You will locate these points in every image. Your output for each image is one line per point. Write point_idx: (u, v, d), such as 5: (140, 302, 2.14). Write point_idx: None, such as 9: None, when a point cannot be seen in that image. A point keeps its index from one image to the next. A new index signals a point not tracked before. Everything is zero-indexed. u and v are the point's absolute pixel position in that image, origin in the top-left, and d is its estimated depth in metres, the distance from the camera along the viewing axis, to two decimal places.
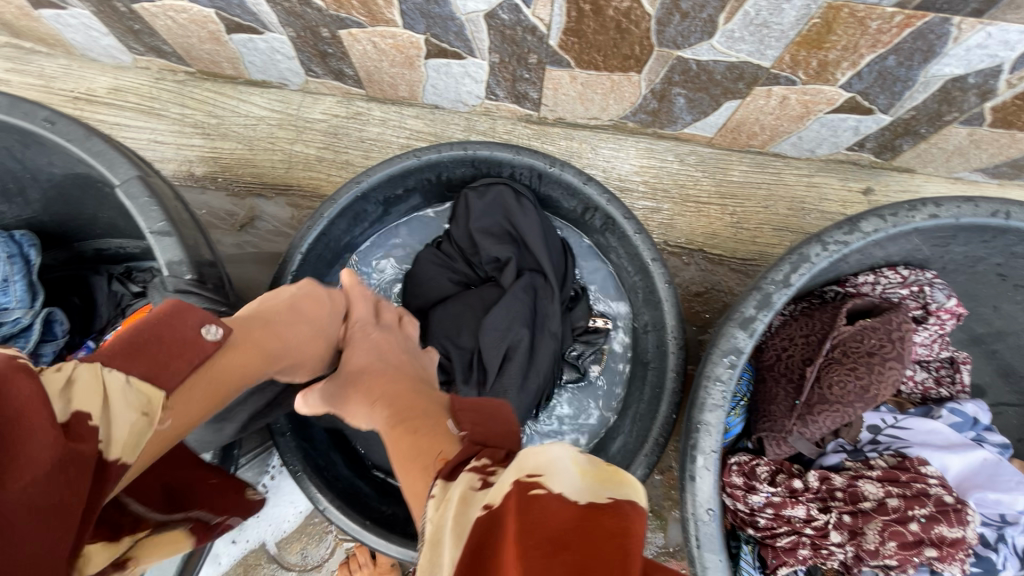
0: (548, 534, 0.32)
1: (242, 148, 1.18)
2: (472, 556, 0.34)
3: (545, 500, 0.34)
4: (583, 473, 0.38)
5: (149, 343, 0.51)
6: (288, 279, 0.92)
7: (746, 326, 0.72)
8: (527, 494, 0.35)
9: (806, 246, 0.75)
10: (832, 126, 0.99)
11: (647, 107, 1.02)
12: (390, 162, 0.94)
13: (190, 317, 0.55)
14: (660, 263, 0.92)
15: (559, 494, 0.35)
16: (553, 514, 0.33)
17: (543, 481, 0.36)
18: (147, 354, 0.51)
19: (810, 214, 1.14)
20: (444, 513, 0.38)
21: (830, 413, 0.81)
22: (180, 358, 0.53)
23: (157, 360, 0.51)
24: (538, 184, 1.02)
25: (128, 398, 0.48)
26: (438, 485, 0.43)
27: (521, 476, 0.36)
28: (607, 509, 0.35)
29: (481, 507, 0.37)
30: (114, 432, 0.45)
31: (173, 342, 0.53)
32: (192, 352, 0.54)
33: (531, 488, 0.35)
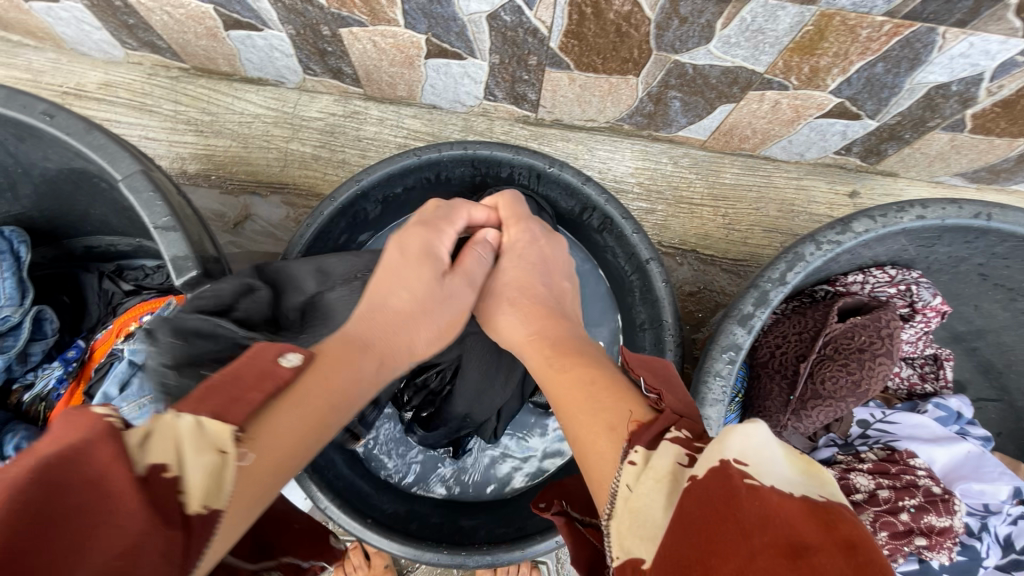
0: (776, 531, 0.35)
1: (236, 145, 1.17)
2: (689, 528, 0.38)
3: (763, 491, 0.38)
4: (790, 463, 0.40)
5: (225, 375, 0.47)
6: None
7: (744, 322, 0.74)
8: (745, 484, 0.38)
9: (801, 246, 0.77)
10: (821, 130, 1.02)
11: (643, 110, 1.04)
12: (391, 161, 0.95)
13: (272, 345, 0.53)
14: (657, 262, 0.94)
15: (774, 486, 0.38)
16: (774, 506, 0.37)
17: (755, 472, 0.39)
18: (229, 390, 0.45)
19: (798, 216, 1.18)
20: (650, 483, 0.43)
21: (823, 407, 0.84)
22: (259, 383, 0.48)
23: (231, 391, 0.46)
24: (535, 184, 1.03)
25: (206, 440, 0.41)
26: (636, 451, 0.47)
27: (731, 459, 0.40)
28: (824, 506, 0.37)
29: (688, 479, 0.42)
30: (195, 477, 0.39)
31: (253, 373, 0.49)
32: (275, 379, 0.50)
33: (746, 478, 0.39)
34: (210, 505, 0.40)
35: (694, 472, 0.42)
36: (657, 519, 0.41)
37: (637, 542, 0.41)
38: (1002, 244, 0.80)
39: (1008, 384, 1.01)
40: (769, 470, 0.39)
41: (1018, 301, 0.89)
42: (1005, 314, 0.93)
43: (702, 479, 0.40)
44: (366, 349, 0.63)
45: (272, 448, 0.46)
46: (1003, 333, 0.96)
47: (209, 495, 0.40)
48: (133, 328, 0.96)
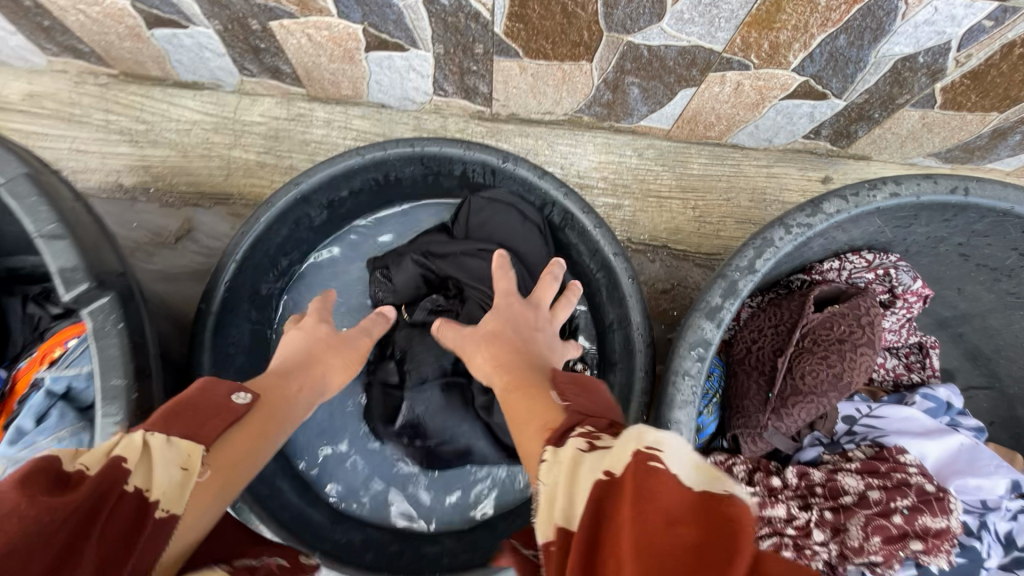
0: (678, 522, 0.34)
1: (175, 155, 1.10)
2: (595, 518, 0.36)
3: (662, 480, 0.36)
4: (693, 462, 0.37)
5: (185, 405, 0.51)
6: (221, 290, 0.84)
7: (712, 315, 0.68)
8: (644, 465, 0.36)
9: (769, 230, 0.71)
10: (788, 113, 0.97)
11: (601, 99, 0.99)
12: (333, 161, 0.88)
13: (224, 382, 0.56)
14: (622, 257, 0.88)
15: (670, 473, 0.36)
16: (665, 493, 0.35)
17: (654, 456, 0.37)
18: (181, 416, 0.50)
19: (771, 205, 1.13)
20: (556, 473, 0.40)
21: (804, 404, 0.78)
22: (217, 415, 0.52)
23: (194, 420, 0.50)
24: (490, 182, 0.96)
25: (171, 454, 0.46)
26: (548, 449, 0.43)
27: (638, 447, 0.38)
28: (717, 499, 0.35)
29: (600, 472, 0.38)
30: (158, 482, 0.45)
31: (202, 406, 0.52)
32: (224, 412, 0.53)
33: (647, 460, 0.37)
34: (171, 509, 0.45)
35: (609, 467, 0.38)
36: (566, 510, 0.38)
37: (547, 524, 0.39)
38: (982, 220, 0.75)
39: (997, 370, 0.96)
40: (675, 456, 0.37)
41: (1003, 281, 0.84)
42: (990, 296, 0.88)
43: (618, 479, 0.37)
44: (290, 375, 0.65)
45: (230, 464, 0.51)
46: (989, 316, 0.91)
47: (170, 499, 0.45)
48: (58, 354, 0.87)
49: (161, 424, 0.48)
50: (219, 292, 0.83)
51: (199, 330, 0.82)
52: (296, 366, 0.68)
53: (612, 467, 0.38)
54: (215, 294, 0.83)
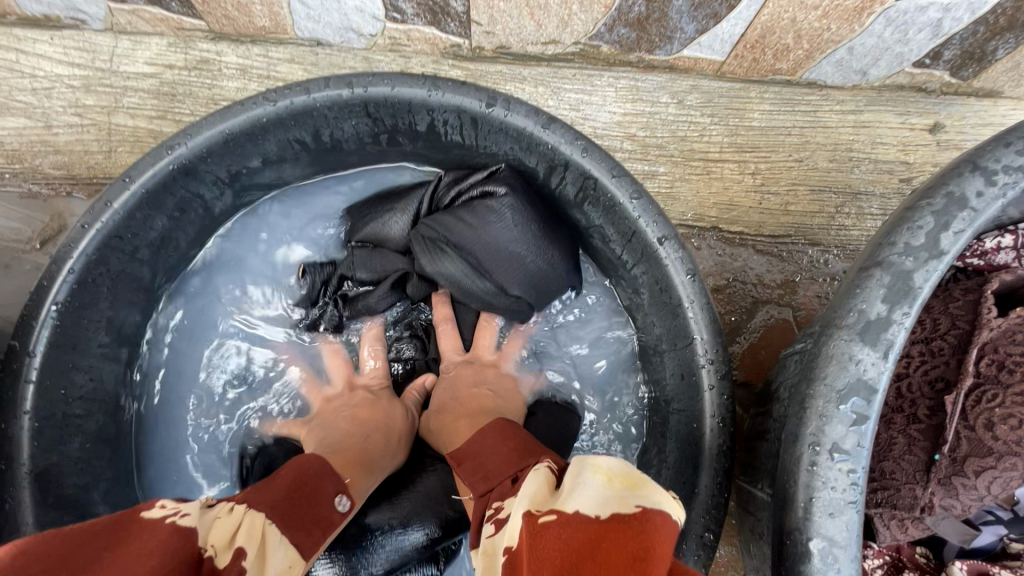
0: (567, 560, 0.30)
1: (35, 125, 0.79)
2: None
3: (557, 522, 0.32)
4: (607, 485, 0.35)
5: (296, 497, 0.46)
6: (46, 317, 0.53)
7: (872, 337, 0.38)
8: (537, 523, 0.33)
9: (955, 182, 0.41)
10: (902, 24, 0.67)
11: (629, 13, 0.68)
12: (226, 112, 0.58)
13: (333, 477, 0.50)
14: (676, 242, 0.58)
15: (575, 513, 0.33)
16: (564, 538, 0.31)
17: (554, 508, 0.34)
18: (286, 518, 0.44)
19: (859, 166, 0.82)
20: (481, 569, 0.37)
21: (995, 472, 0.47)
22: (319, 519, 0.46)
23: (301, 518, 0.45)
24: (470, 141, 0.65)
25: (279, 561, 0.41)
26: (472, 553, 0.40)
27: (531, 507, 0.35)
28: (626, 525, 0.32)
29: (504, 551, 0.35)
30: None
31: (308, 506, 0.46)
32: (323, 520, 0.46)
33: (541, 516, 0.33)
34: None
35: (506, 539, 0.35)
36: None
37: None
38: None
39: None
40: (575, 500, 0.34)
41: None
42: None
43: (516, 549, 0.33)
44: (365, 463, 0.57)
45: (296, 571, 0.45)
46: None
47: None
48: None
49: (281, 517, 0.43)
50: (44, 319, 0.53)
51: (11, 383, 0.52)
52: (373, 439, 0.60)
53: (509, 541, 0.35)
54: (37, 322, 0.53)
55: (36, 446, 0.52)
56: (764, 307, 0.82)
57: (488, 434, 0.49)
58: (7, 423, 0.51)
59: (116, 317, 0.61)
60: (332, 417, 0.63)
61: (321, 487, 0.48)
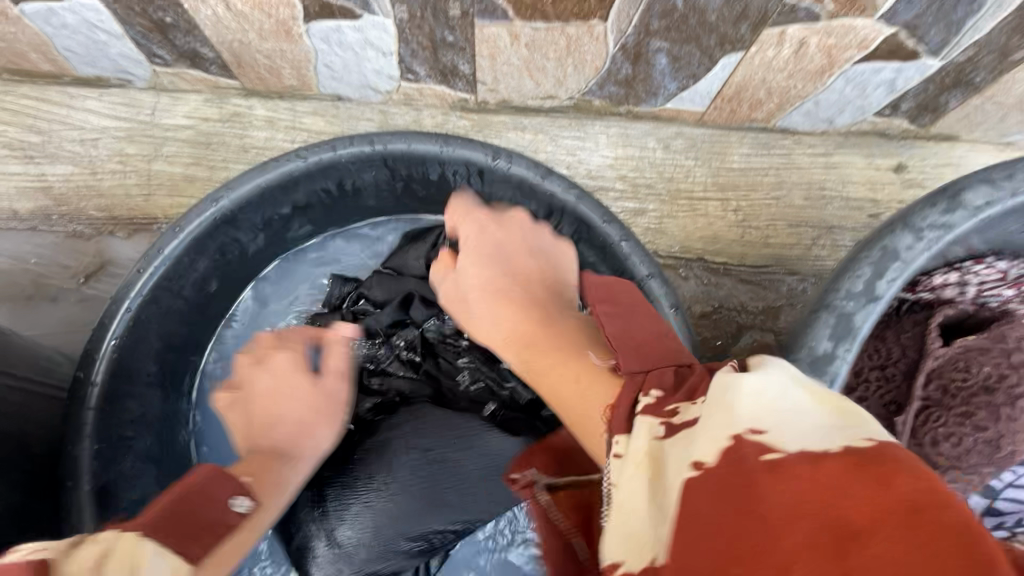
0: (829, 504, 0.25)
1: (81, 172, 0.87)
2: (727, 541, 0.27)
3: (792, 468, 0.27)
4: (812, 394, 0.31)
5: (177, 514, 0.45)
6: (106, 352, 0.61)
7: (820, 370, 0.45)
8: (763, 459, 0.28)
9: (889, 237, 0.48)
10: (860, 82, 0.75)
11: (618, 74, 0.76)
12: (263, 168, 0.66)
13: (224, 482, 0.50)
14: (661, 280, 0.65)
15: (801, 449, 0.28)
16: (810, 475, 0.26)
17: (773, 441, 0.28)
18: (183, 522, 0.44)
19: (831, 203, 0.90)
20: (631, 485, 0.32)
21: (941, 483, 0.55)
22: (213, 522, 0.46)
23: (188, 527, 0.44)
24: (477, 189, 0.73)
25: (162, 565, 0.39)
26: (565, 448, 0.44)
27: (743, 430, 0.29)
28: (873, 453, 0.26)
29: (693, 467, 0.30)
30: None
31: (200, 509, 0.46)
32: (224, 522, 0.47)
33: (764, 451, 0.28)
34: None
35: (698, 452, 0.30)
36: (659, 527, 0.30)
37: (620, 538, 0.32)
38: None
39: None
40: (792, 429, 0.29)
41: None
42: None
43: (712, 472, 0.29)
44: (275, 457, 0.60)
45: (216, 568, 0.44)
46: None
47: None
48: None
49: (155, 528, 0.42)
50: (105, 352, 0.61)
51: (76, 410, 0.59)
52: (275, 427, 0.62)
53: (703, 455, 0.30)
54: (99, 356, 0.60)
55: (97, 465, 0.59)
56: (747, 332, 0.89)
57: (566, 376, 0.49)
58: (73, 445, 0.58)
59: (162, 348, 0.68)
60: (251, 395, 0.65)
61: (210, 494, 0.48)
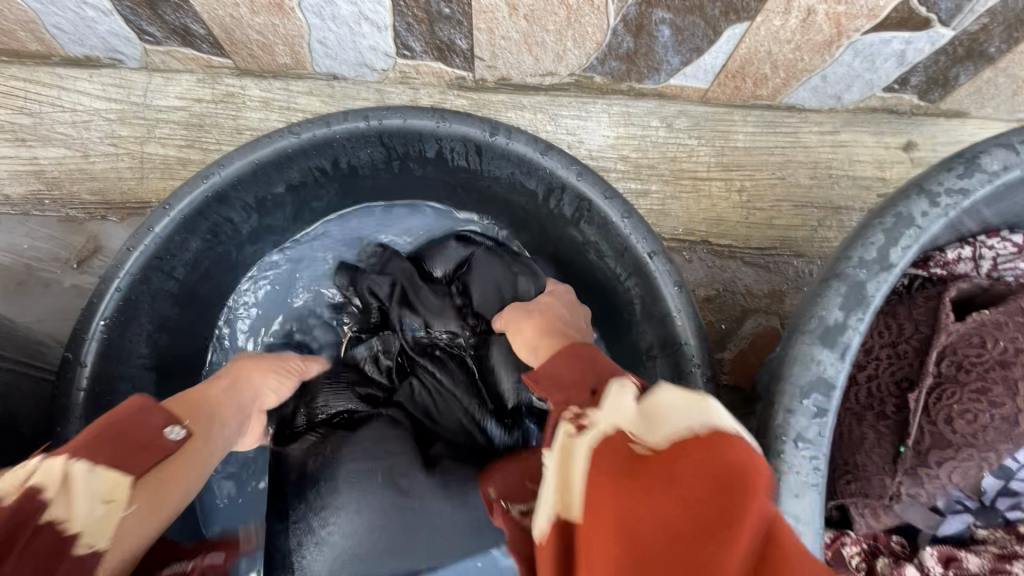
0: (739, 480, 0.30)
1: (73, 155, 0.86)
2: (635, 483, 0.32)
3: (704, 442, 0.32)
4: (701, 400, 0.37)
5: (114, 434, 0.42)
6: (95, 332, 0.59)
7: (831, 340, 0.43)
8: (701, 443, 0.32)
9: (903, 203, 0.46)
10: (869, 55, 0.73)
11: (619, 48, 0.74)
12: (255, 144, 0.64)
13: (160, 409, 0.45)
14: (663, 256, 0.64)
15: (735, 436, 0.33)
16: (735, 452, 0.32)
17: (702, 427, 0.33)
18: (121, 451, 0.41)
19: (839, 183, 0.88)
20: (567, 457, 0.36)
21: (955, 463, 0.53)
22: (152, 447, 0.44)
23: (127, 448, 0.42)
24: (475, 166, 0.71)
25: (94, 483, 0.39)
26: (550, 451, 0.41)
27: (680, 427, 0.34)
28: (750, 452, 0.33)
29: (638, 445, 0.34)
30: (75, 512, 0.37)
31: (138, 435, 0.43)
32: (162, 449, 0.44)
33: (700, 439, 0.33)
34: (95, 544, 0.38)
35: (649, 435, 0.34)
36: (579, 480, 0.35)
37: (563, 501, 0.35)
38: None
39: None
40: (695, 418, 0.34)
41: None
42: None
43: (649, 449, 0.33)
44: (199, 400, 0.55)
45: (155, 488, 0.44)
46: None
47: (95, 536, 0.38)
48: None
49: (94, 448, 0.41)
50: (93, 333, 0.59)
51: (65, 391, 0.57)
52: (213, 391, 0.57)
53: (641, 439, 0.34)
54: (87, 336, 0.59)
55: None
56: (753, 316, 0.87)
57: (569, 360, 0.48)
58: (62, 427, 0.57)
59: (154, 331, 0.66)
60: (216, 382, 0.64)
61: (145, 418, 0.44)
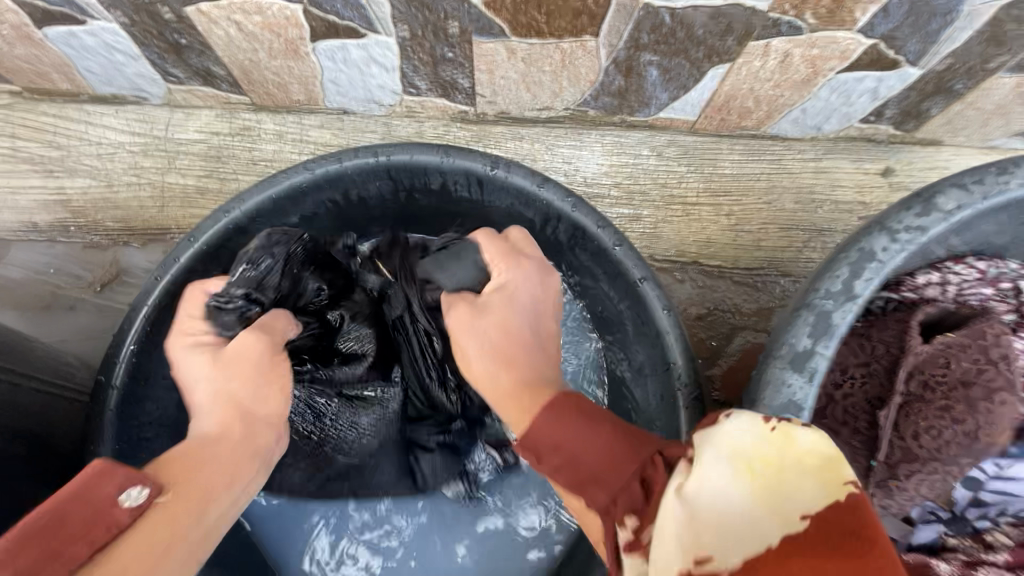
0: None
1: (98, 185, 0.91)
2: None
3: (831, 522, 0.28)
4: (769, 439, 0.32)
5: (43, 526, 0.38)
6: (125, 356, 0.64)
7: (800, 365, 0.47)
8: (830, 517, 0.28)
9: (866, 239, 0.51)
10: (844, 91, 0.78)
11: (611, 86, 0.80)
12: (273, 180, 0.69)
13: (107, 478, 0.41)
14: (653, 282, 0.68)
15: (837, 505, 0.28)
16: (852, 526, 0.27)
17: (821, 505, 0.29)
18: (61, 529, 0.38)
19: (822, 207, 0.93)
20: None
21: (922, 476, 0.57)
22: (85, 530, 0.39)
23: (47, 544, 0.38)
24: (477, 197, 0.76)
25: None
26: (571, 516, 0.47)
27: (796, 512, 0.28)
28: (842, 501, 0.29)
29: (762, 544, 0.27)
30: None
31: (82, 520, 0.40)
32: (108, 522, 0.40)
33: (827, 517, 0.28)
34: None
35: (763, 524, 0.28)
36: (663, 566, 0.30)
37: None
38: None
39: None
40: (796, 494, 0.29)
41: None
42: None
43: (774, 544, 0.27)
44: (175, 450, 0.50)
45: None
46: None
47: None
48: None
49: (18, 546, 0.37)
50: (124, 356, 0.64)
51: (98, 412, 0.62)
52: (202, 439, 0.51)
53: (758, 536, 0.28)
54: (119, 359, 0.64)
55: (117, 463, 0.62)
56: (742, 333, 0.92)
57: (560, 429, 0.45)
58: (96, 445, 0.61)
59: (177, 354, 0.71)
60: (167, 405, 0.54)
61: (89, 493, 0.40)
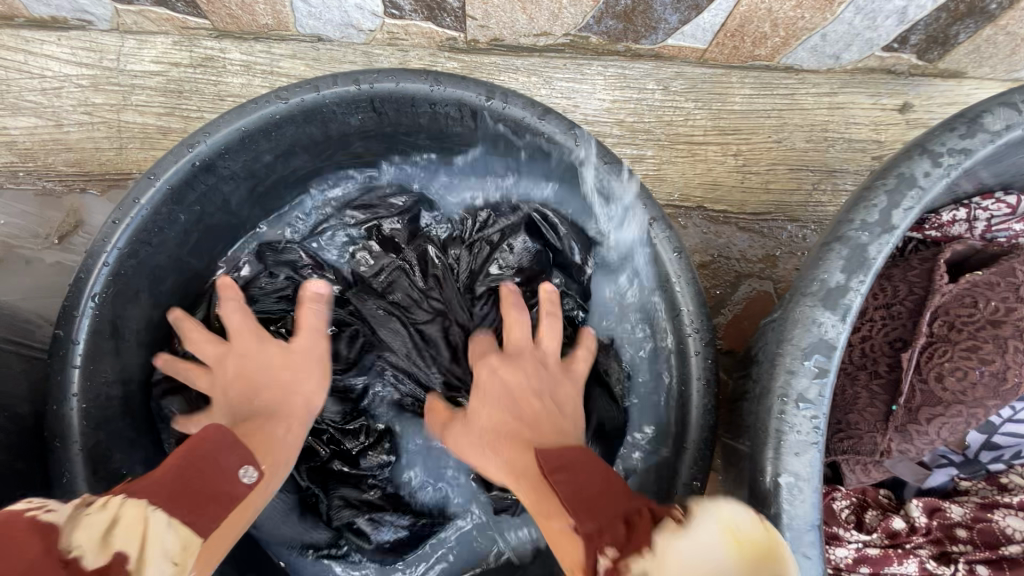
0: None
1: (45, 124, 0.82)
2: None
3: None
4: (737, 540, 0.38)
5: (191, 474, 0.44)
6: (86, 308, 0.58)
7: (833, 302, 0.43)
8: None
9: (905, 164, 0.46)
10: (870, 12, 0.72)
11: (617, 6, 0.72)
12: (241, 111, 0.61)
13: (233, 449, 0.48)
14: (663, 222, 0.63)
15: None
16: None
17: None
18: (188, 500, 0.42)
19: (836, 145, 0.87)
20: None
21: (941, 419, 0.54)
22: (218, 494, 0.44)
23: (196, 497, 0.43)
24: (469, 131, 0.68)
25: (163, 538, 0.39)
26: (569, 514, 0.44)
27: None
28: None
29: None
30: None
31: (200, 479, 0.44)
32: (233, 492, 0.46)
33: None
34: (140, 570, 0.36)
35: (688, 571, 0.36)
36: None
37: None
38: None
39: None
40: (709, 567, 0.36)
41: None
42: None
43: None
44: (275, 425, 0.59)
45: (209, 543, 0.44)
46: None
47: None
48: None
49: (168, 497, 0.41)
50: (85, 309, 0.58)
51: (59, 368, 0.57)
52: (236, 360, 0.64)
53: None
54: (78, 313, 0.58)
55: (85, 425, 0.57)
56: (747, 281, 0.88)
57: (599, 470, 0.46)
58: (59, 404, 0.56)
59: (145, 359, 0.67)
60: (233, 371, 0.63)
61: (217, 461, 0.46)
